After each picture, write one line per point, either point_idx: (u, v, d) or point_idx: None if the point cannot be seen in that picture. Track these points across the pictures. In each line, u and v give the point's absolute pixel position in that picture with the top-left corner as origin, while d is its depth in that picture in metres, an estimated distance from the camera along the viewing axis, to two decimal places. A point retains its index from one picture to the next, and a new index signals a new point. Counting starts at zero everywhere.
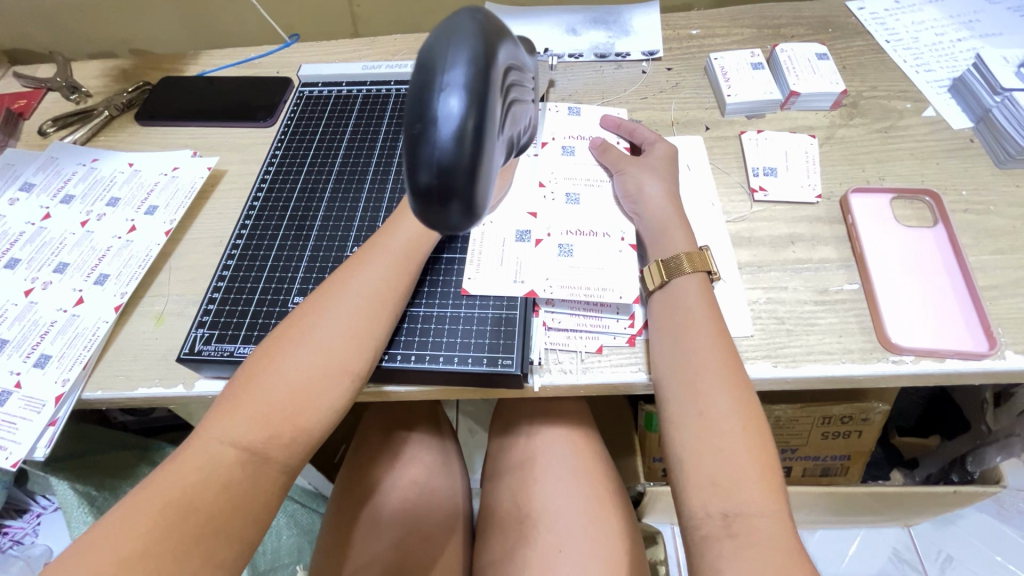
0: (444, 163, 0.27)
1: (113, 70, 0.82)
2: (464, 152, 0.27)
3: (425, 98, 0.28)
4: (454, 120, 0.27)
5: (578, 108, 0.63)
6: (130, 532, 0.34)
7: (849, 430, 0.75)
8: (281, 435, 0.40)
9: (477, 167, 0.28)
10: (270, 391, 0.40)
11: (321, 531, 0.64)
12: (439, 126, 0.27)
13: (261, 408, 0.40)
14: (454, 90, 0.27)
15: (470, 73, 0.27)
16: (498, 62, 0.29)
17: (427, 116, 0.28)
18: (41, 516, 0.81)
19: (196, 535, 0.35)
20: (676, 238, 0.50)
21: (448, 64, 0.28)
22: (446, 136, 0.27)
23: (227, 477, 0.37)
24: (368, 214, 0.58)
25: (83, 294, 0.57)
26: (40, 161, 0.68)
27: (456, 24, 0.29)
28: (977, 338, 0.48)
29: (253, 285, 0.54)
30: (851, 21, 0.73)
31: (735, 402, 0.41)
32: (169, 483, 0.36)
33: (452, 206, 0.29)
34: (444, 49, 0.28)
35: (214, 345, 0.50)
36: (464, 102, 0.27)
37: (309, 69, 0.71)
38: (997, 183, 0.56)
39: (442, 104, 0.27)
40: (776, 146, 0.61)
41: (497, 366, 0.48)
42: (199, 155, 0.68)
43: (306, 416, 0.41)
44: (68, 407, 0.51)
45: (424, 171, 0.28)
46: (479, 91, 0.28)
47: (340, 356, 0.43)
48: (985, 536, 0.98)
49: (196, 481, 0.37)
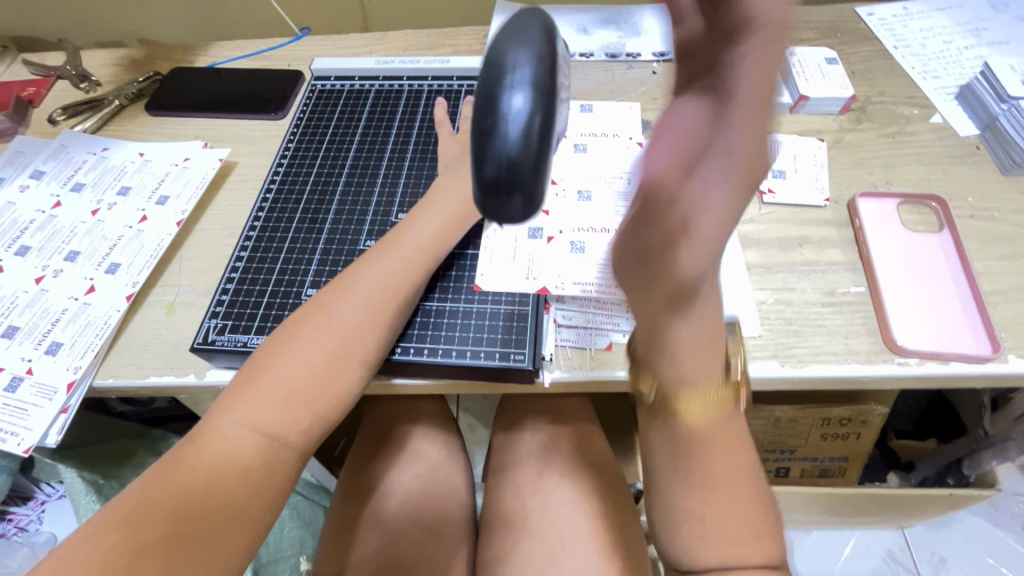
0: (512, 156, 0.30)
1: (123, 59, 0.82)
2: (530, 148, 0.30)
3: (493, 94, 0.31)
4: (521, 117, 0.30)
5: (591, 106, 0.64)
6: (145, 518, 0.34)
7: (848, 432, 0.76)
8: (300, 421, 0.41)
9: (540, 163, 0.31)
10: (292, 374, 0.41)
11: (326, 522, 0.65)
12: (507, 123, 0.30)
13: (283, 392, 0.41)
14: (520, 89, 0.30)
15: (535, 72, 0.30)
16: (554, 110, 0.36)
17: (495, 113, 0.31)
18: (45, 503, 0.81)
19: (210, 523, 0.35)
20: (682, 359, 0.34)
21: (515, 63, 0.30)
22: (514, 132, 0.30)
23: (244, 463, 0.38)
24: (381, 208, 0.59)
25: (95, 283, 0.57)
26: (50, 149, 0.68)
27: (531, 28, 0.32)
28: (981, 342, 0.48)
29: (266, 276, 0.55)
30: (860, 27, 0.73)
31: (737, 509, 0.35)
32: (183, 468, 0.37)
33: (515, 198, 0.31)
34: (509, 49, 0.31)
35: (228, 335, 0.51)
36: (530, 99, 0.30)
37: (321, 63, 0.71)
38: (1002, 190, 0.57)
39: (510, 101, 0.30)
40: (784, 149, 0.61)
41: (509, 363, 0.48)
42: (210, 146, 0.68)
43: (326, 402, 0.42)
44: (80, 395, 0.51)
45: (491, 166, 0.30)
46: (543, 90, 0.31)
47: (362, 345, 0.44)
48: (978, 539, 0.99)
49: (212, 466, 0.37)
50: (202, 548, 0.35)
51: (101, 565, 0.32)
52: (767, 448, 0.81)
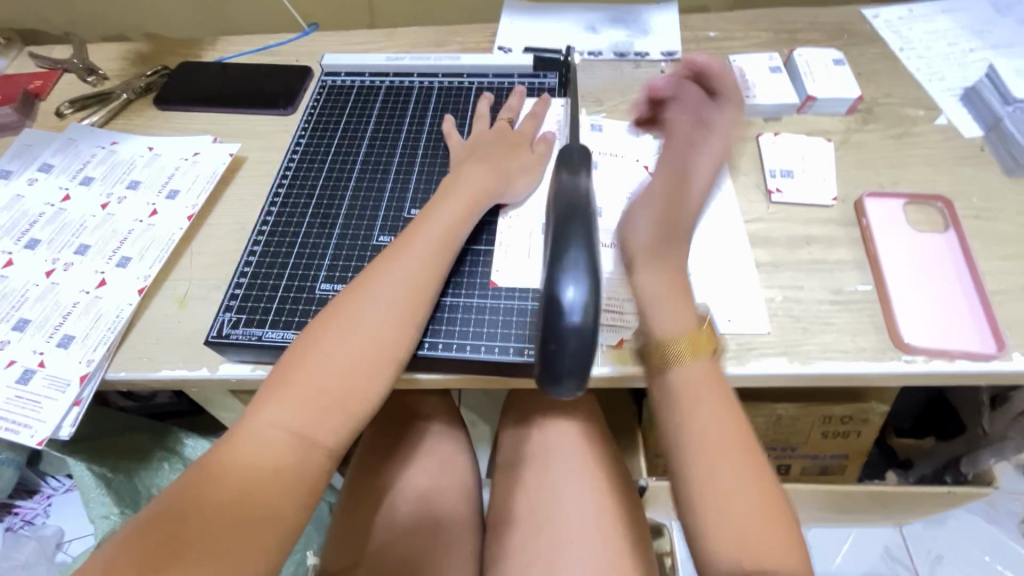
0: (577, 335, 0.37)
1: (130, 53, 0.82)
2: (587, 329, 0.37)
3: (552, 304, 0.38)
4: (577, 304, 0.37)
5: (600, 125, 0.66)
6: (187, 513, 0.36)
7: (849, 430, 0.77)
8: (331, 419, 0.41)
9: (591, 335, 0.38)
10: (322, 373, 0.42)
11: (335, 519, 0.65)
12: (568, 313, 0.37)
13: (313, 391, 0.41)
14: (573, 285, 0.37)
15: (582, 265, 0.38)
16: (591, 222, 0.41)
17: (558, 306, 0.38)
18: (51, 497, 0.81)
19: (246, 516, 0.37)
20: (662, 314, 0.47)
21: (566, 286, 0.37)
22: (575, 319, 0.37)
23: (277, 461, 0.39)
24: (394, 203, 0.59)
25: (106, 276, 0.57)
26: (59, 142, 0.68)
27: (565, 160, 0.45)
28: (986, 340, 0.49)
29: (280, 270, 0.55)
30: (865, 29, 0.74)
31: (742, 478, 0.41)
32: (219, 467, 0.38)
33: (569, 379, 0.38)
34: (556, 273, 0.38)
35: (242, 329, 0.51)
36: (581, 291, 0.37)
37: (331, 58, 0.71)
38: (1007, 191, 0.58)
39: (567, 296, 0.37)
40: (792, 149, 0.62)
41: (562, 291, 0.37)
42: (219, 141, 0.68)
43: (357, 399, 0.42)
44: (92, 387, 0.51)
45: (558, 341, 0.37)
46: (590, 280, 0.38)
47: (390, 344, 0.44)
48: (973, 536, 1.01)
49: (248, 465, 0.38)
50: (238, 544, 0.36)
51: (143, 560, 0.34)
52: (768, 445, 0.81)
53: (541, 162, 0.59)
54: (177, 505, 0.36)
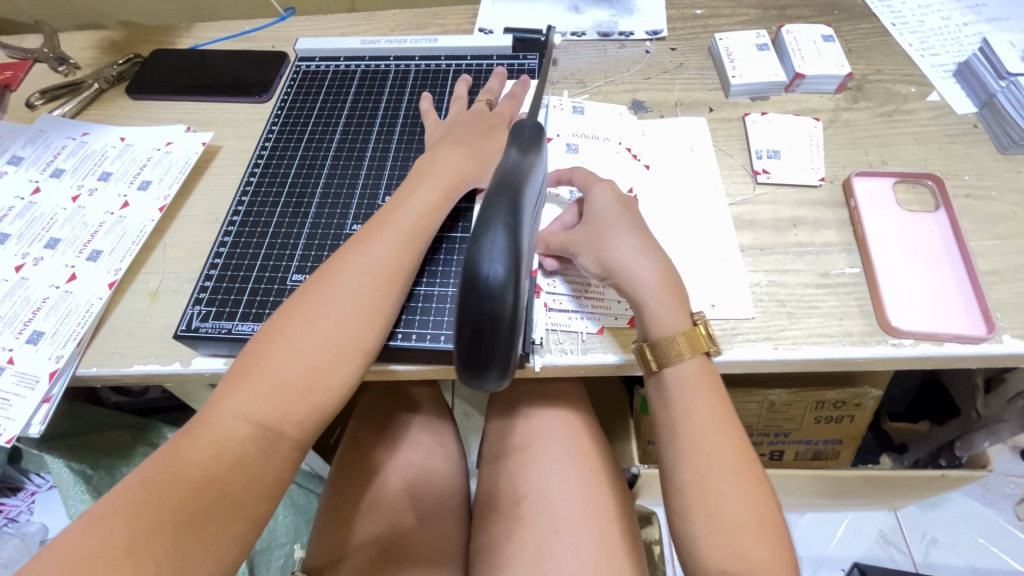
0: (493, 316, 0.30)
1: (102, 41, 0.79)
2: (506, 310, 0.30)
3: (469, 282, 0.30)
4: (499, 282, 0.30)
5: (582, 106, 0.63)
6: (144, 505, 0.35)
7: (842, 415, 0.75)
8: (297, 410, 0.40)
9: (515, 316, 0.31)
10: (285, 362, 0.41)
11: (319, 510, 0.64)
12: (488, 291, 0.30)
13: (277, 383, 0.40)
14: (496, 259, 0.29)
15: (508, 236, 0.30)
16: (523, 198, 0.31)
17: (474, 284, 0.30)
18: (35, 495, 0.81)
19: (207, 510, 0.36)
20: (658, 317, 0.45)
21: (484, 259, 0.30)
22: (493, 299, 0.30)
23: (242, 451, 0.38)
24: (368, 191, 0.57)
25: (76, 270, 0.56)
26: (28, 134, 0.66)
27: (514, 134, 0.35)
28: (975, 322, 0.48)
29: (250, 262, 0.53)
30: (857, 4, 0.72)
31: (746, 489, 0.40)
32: (180, 460, 0.37)
33: (492, 369, 0.32)
34: (475, 246, 0.30)
35: (211, 321, 0.50)
36: (505, 267, 0.30)
37: (306, 43, 0.69)
38: (999, 169, 0.56)
39: (488, 272, 0.30)
40: (779, 128, 0.60)
41: (480, 274, 0.30)
42: (193, 130, 0.67)
43: (321, 389, 0.42)
44: (62, 384, 0.50)
45: (464, 328, 0.31)
46: (517, 252, 0.30)
47: (357, 334, 0.44)
48: (969, 519, 1.00)
49: (211, 458, 0.38)
50: (201, 537, 0.36)
51: (99, 550, 0.33)
52: (760, 431, 0.81)
53: None
54: (146, 500, 0.35)
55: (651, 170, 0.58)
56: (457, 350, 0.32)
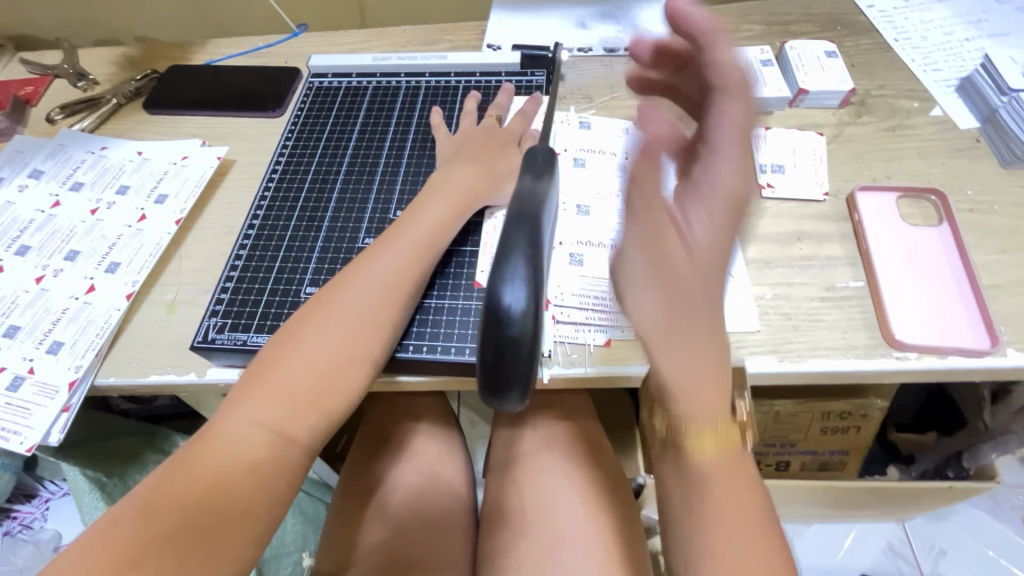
0: (514, 339, 0.31)
1: (119, 57, 0.82)
2: (528, 332, 0.31)
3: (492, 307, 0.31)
4: (518, 307, 0.31)
5: (589, 122, 0.64)
6: (160, 509, 0.36)
7: (848, 426, 0.76)
8: (308, 417, 0.42)
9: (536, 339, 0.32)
10: (299, 368, 0.42)
11: (327, 517, 0.65)
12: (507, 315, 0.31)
13: (290, 389, 0.42)
14: (515, 283, 0.30)
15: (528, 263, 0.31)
16: (541, 223, 0.33)
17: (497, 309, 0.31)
18: (49, 501, 0.83)
19: (222, 516, 0.37)
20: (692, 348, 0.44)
21: (506, 282, 0.30)
22: (514, 322, 0.31)
23: (255, 458, 0.39)
24: (380, 206, 0.58)
25: (95, 282, 0.57)
26: (48, 148, 0.68)
27: (528, 161, 0.36)
28: (980, 335, 0.48)
29: (265, 275, 0.55)
30: (860, 19, 0.73)
31: None
32: (195, 466, 0.38)
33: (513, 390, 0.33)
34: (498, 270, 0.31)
35: (227, 333, 0.51)
36: (525, 292, 0.31)
37: (319, 59, 0.71)
38: (1002, 183, 0.57)
39: (507, 296, 0.30)
40: (783, 143, 0.61)
41: (502, 301, 0.31)
42: (208, 144, 0.68)
43: (331, 396, 0.43)
44: (81, 394, 0.51)
45: (487, 350, 0.32)
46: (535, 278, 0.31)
47: (366, 343, 0.45)
48: (977, 531, 1.00)
49: (225, 464, 0.39)
50: (214, 542, 0.36)
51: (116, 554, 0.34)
52: (766, 442, 0.81)
53: None
54: (160, 504, 0.36)
55: None
56: (479, 370, 0.33)
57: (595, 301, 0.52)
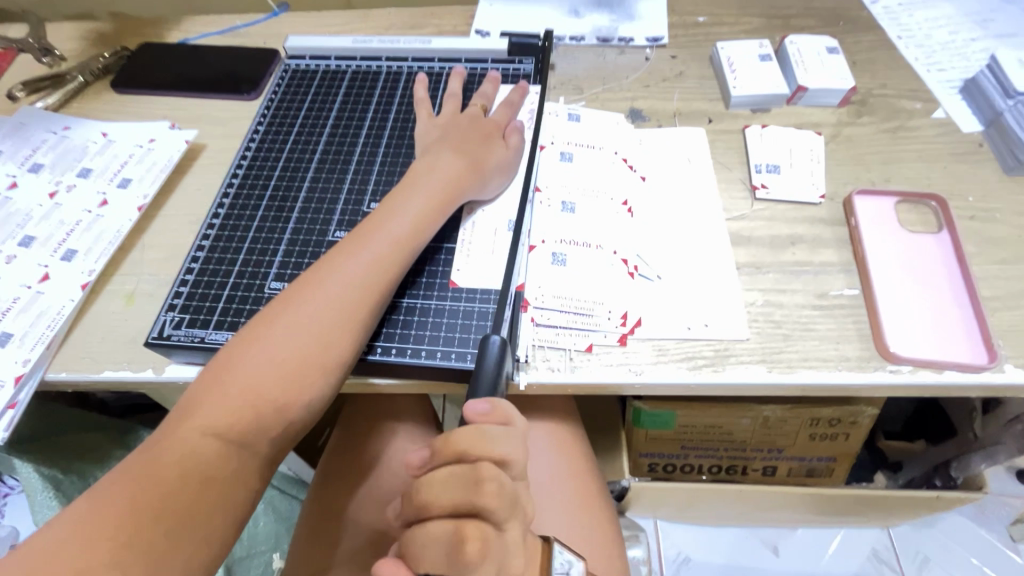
0: None
1: (89, 33, 0.78)
2: None
3: None
4: None
5: (578, 114, 0.61)
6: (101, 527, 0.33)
7: (836, 432, 0.74)
8: (269, 425, 0.39)
9: None
10: (259, 373, 0.40)
11: (298, 523, 0.63)
12: None
13: (249, 396, 0.39)
14: None
15: None
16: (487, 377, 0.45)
17: None
18: (7, 497, 0.79)
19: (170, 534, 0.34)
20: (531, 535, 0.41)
21: None
22: None
23: (209, 470, 0.37)
24: (352, 197, 0.55)
25: (50, 270, 0.54)
26: (7, 127, 0.64)
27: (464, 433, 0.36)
28: (977, 350, 0.46)
29: (228, 268, 0.51)
30: (862, 15, 0.70)
31: None
32: (141, 479, 0.35)
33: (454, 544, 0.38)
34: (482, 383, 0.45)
35: (185, 329, 0.48)
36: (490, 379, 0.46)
37: (296, 40, 0.67)
38: (1005, 190, 0.55)
39: None
40: (780, 142, 0.58)
41: None
42: (177, 127, 0.65)
43: (295, 403, 0.40)
44: (29, 389, 0.48)
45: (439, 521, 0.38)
46: None
47: (333, 348, 0.42)
48: (963, 539, 0.99)
49: (175, 477, 0.36)
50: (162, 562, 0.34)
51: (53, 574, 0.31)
52: (753, 447, 0.79)
53: (514, 155, 0.55)
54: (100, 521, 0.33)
55: (647, 183, 0.57)
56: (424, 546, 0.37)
57: (575, 304, 0.49)
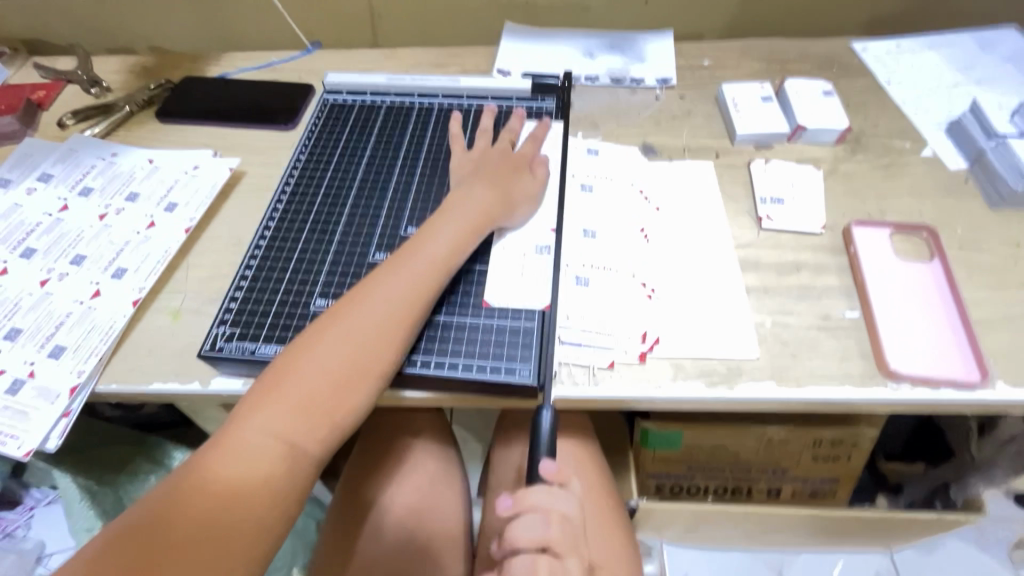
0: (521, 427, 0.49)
1: (134, 67, 0.83)
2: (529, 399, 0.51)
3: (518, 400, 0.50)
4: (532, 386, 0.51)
5: (597, 148, 0.66)
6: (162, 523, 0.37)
7: (838, 454, 0.76)
8: (320, 430, 0.42)
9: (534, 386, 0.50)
10: (311, 380, 0.43)
11: (322, 535, 0.65)
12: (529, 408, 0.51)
13: (302, 401, 0.42)
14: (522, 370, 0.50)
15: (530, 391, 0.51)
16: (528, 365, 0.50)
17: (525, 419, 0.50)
18: (33, 509, 0.81)
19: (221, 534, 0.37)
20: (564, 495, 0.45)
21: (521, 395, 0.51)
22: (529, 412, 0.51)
23: (266, 470, 0.40)
24: (391, 222, 0.59)
25: (101, 287, 0.57)
26: (59, 152, 0.69)
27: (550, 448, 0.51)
28: (970, 368, 0.50)
29: (274, 286, 0.55)
30: (854, 61, 0.76)
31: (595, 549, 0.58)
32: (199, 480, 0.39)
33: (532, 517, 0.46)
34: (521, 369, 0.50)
35: (235, 342, 0.51)
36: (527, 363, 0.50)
37: (334, 77, 0.72)
38: (991, 221, 0.59)
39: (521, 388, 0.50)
40: (782, 176, 0.63)
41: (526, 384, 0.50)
42: (220, 155, 0.69)
43: (343, 409, 0.43)
44: (81, 400, 0.51)
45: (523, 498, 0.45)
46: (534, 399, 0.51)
47: (378, 359, 0.45)
48: (965, 563, 1.00)
49: (234, 477, 0.39)
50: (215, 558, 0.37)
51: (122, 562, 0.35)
52: (758, 468, 0.82)
53: (540, 185, 0.59)
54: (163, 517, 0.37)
55: (661, 212, 0.61)
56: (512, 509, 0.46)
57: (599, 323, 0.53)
